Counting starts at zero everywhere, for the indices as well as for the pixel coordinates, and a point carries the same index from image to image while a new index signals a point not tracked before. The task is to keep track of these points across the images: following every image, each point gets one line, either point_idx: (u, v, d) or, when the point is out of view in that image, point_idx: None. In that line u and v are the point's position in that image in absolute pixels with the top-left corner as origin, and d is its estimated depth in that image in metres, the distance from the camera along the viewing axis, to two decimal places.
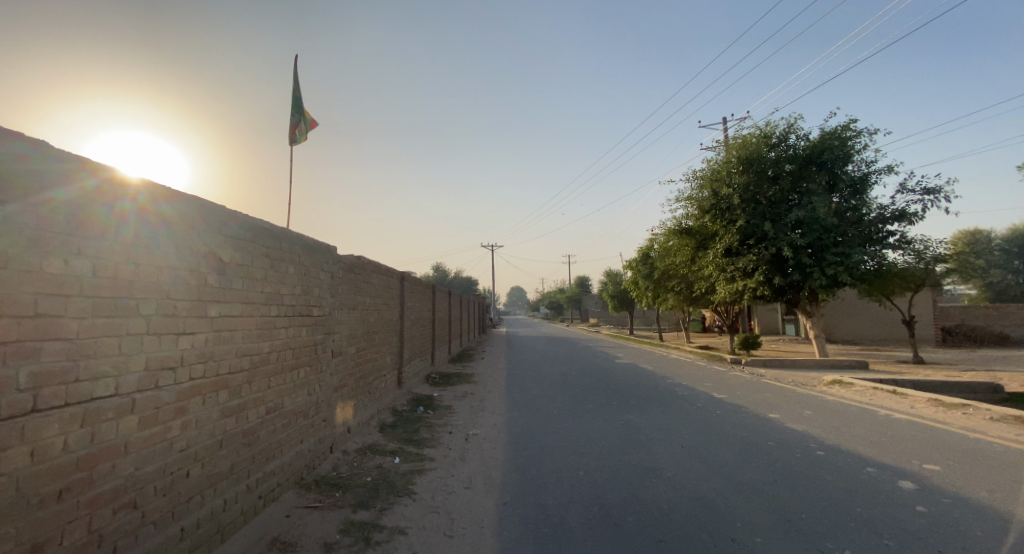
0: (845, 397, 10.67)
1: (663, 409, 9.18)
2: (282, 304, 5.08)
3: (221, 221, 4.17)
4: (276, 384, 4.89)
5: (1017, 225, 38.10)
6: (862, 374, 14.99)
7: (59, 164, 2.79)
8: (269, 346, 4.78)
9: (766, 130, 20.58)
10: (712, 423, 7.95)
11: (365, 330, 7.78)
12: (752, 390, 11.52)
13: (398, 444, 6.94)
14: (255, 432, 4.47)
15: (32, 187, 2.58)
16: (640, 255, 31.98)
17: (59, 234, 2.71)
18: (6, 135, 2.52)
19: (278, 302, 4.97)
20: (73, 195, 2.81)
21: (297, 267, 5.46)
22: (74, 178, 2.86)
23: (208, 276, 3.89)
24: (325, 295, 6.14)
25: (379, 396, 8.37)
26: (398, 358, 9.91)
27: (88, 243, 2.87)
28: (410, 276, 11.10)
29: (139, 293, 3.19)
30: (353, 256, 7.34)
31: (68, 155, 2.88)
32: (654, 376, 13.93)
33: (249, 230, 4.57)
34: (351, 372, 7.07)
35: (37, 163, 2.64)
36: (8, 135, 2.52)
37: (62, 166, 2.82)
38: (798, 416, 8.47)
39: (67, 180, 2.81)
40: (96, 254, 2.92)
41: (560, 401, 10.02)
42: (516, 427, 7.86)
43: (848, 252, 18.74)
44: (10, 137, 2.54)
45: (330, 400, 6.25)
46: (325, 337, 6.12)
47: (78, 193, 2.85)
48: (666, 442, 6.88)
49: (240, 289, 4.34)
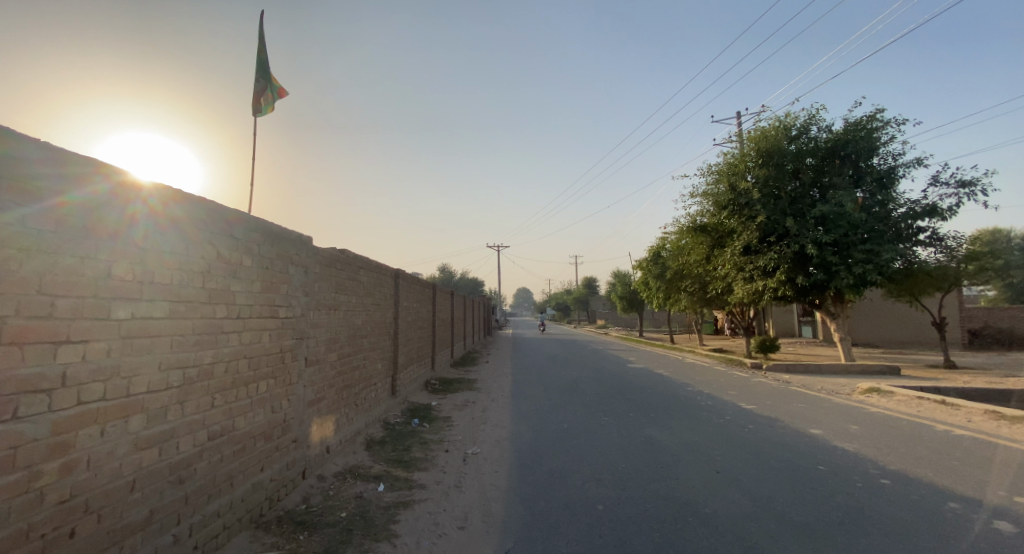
0: (888, 408, 9.61)
1: (688, 423, 8.16)
2: (233, 305, 4.09)
3: (229, 223, 4.12)
4: (224, 402, 3.95)
5: None
6: (897, 381, 13.84)
7: (72, 167, 2.80)
8: (215, 354, 3.83)
9: (786, 121, 19.47)
10: (748, 441, 6.93)
11: (350, 333, 6.82)
12: (782, 399, 10.46)
13: (385, 465, 5.98)
14: (190, 465, 3.52)
15: (45, 191, 2.60)
16: (651, 255, 30.84)
17: (73, 236, 2.73)
18: (19, 139, 2.55)
19: (226, 302, 3.99)
20: (87, 200, 2.83)
21: (256, 259, 4.46)
22: (87, 181, 2.87)
23: (215, 276, 3.87)
24: (284, 287, 4.92)
25: (367, 408, 7.43)
26: (391, 365, 8.94)
27: (101, 246, 2.88)
28: (405, 274, 10.15)
29: (60, 290, 2.62)
30: (334, 249, 6.39)
31: (79, 158, 2.88)
32: (672, 383, 12.88)
33: (256, 230, 4.48)
34: (332, 383, 6.12)
35: (49, 167, 2.66)
36: (21, 139, 2.56)
37: (75, 169, 2.83)
38: (844, 432, 7.43)
39: (80, 183, 2.82)
40: (108, 256, 2.92)
41: (571, 413, 9.03)
42: (522, 446, 6.88)
43: (877, 250, 17.61)
44: (24, 141, 2.57)
45: (303, 416, 5.30)
46: (296, 341, 5.15)
47: (91, 196, 2.87)
48: (697, 466, 5.91)
49: (239, 289, 4.16)
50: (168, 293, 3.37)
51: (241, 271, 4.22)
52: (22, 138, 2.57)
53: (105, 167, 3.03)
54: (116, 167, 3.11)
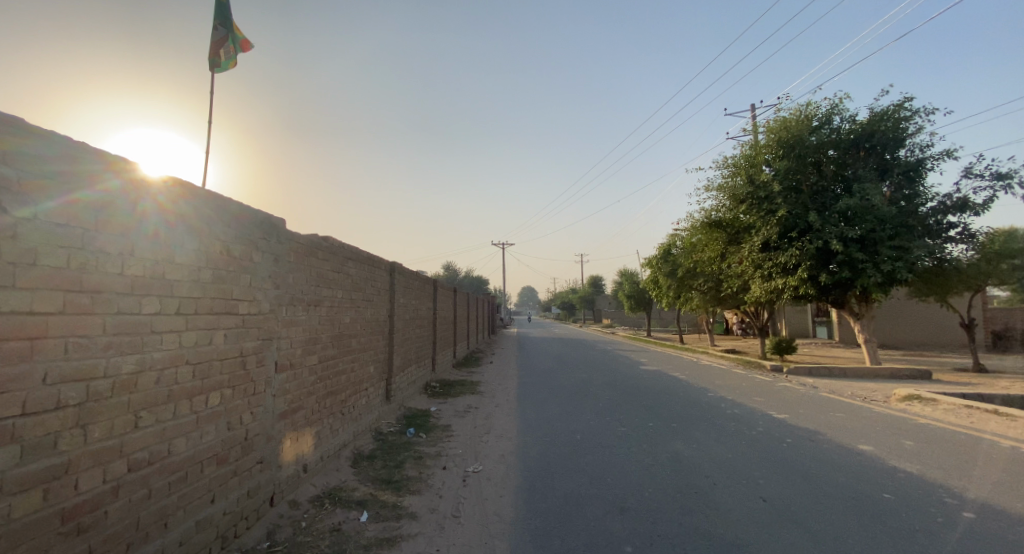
0: (934, 419, 8.71)
1: (716, 435, 7.28)
2: (201, 299, 3.47)
3: (233, 219, 3.96)
4: (157, 420, 3.06)
5: None
6: (934, 387, 12.89)
7: (82, 162, 2.69)
8: (142, 360, 2.93)
9: (808, 111, 18.46)
10: (791, 460, 6.07)
11: (335, 333, 5.99)
12: (816, 407, 9.55)
13: (372, 487, 5.12)
14: (100, 506, 2.68)
15: (58, 187, 2.51)
16: (661, 252, 29.77)
17: (85, 230, 2.63)
18: (40, 135, 2.49)
19: (176, 296, 3.22)
20: (101, 199, 2.74)
21: (237, 248, 3.94)
22: (97, 178, 2.76)
23: (185, 266, 3.33)
24: (243, 278, 3.99)
25: (356, 417, 6.61)
26: (386, 367, 8.10)
27: (113, 243, 2.78)
28: (403, 268, 9.30)
29: None
30: (316, 237, 5.55)
31: (92, 154, 2.77)
32: (690, 387, 11.99)
33: (254, 226, 4.21)
34: (311, 391, 5.27)
35: (63, 164, 2.57)
36: (43, 134, 2.50)
37: (87, 165, 2.72)
38: (899, 450, 6.54)
39: (93, 180, 2.73)
40: (121, 253, 2.84)
41: (584, 421, 8.19)
42: (531, 462, 6.04)
43: (907, 246, 16.61)
44: (44, 136, 2.50)
45: (272, 432, 4.42)
46: (259, 342, 4.23)
47: (103, 194, 2.76)
48: (737, 492, 5.10)
49: (237, 287, 3.92)
50: (96, 286, 2.65)
51: (182, 253, 3.32)
52: (38, 135, 2.48)
53: (108, 157, 2.87)
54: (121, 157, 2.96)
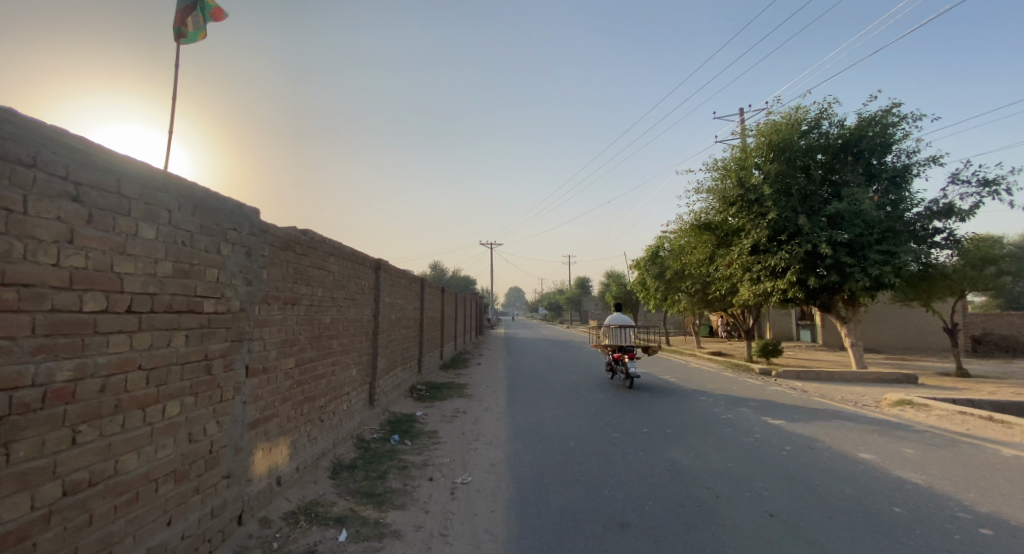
0: (928, 425, 8.59)
1: (712, 442, 7.02)
2: (164, 295, 3.11)
3: (210, 210, 3.65)
4: (100, 435, 2.65)
5: None
6: (922, 391, 12.85)
7: (47, 146, 2.43)
8: (81, 366, 2.53)
9: (798, 114, 18.41)
10: (794, 470, 5.81)
11: (314, 334, 5.59)
12: (810, 412, 9.37)
13: (352, 502, 4.74)
14: (30, 534, 2.29)
15: (17, 174, 2.26)
16: (649, 254, 29.64)
17: (45, 219, 2.37)
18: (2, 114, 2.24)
19: (134, 293, 2.86)
20: (63, 186, 2.47)
21: (208, 240, 3.59)
22: (64, 162, 2.50)
23: (141, 259, 2.92)
24: (209, 272, 3.57)
25: (336, 424, 6.21)
26: (369, 370, 7.70)
27: (76, 234, 2.52)
28: (388, 266, 8.89)
29: None
30: (294, 230, 5.15)
31: (58, 136, 2.50)
32: (682, 391, 11.75)
33: (229, 218, 3.88)
34: (287, 397, 4.85)
35: (24, 145, 2.31)
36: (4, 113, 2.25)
37: (52, 148, 2.46)
38: (901, 459, 6.33)
39: (58, 165, 2.47)
40: (86, 246, 2.57)
41: (576, 426, 7.89)
42: (523, 473, 5.70)
43: (894, 251, 16.64)
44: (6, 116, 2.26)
45: (240, 443, 4.01)
46: (226, 345, 3.80)
47: (69, 180, 2.51)
48: (741, 506, 4.83)
49: (209, 283, 3.59)
50: (27, 278, 2.27)
51: (135, 243, 2.89)
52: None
53: (66, 137, 2.55)
54: (82, 138, 2.63)
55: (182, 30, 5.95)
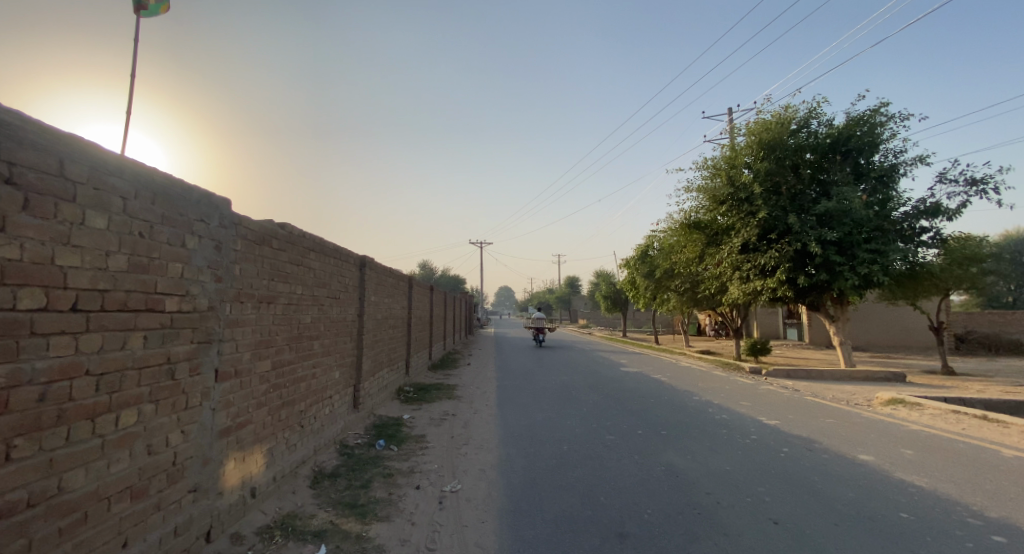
0: (921, 424, 8.50)
1: (709, 445, 6.82)
2: (119, 291, 2.79)
3: (174, 199, 3.35)
4: (40, 449, 2.34)
5: (1011, 230, 36.27)
6: (913, 390, 12.81)
7: None
8: (15, 372, 2.23)
9: (787, 114, 18.37)
10: (794, 473, 5.61)
11: (293, 335, 5.28)
12: (804, 412, 9.24)
13: (333, 513, 4.44)
14: None
15: None
16: (639, 253, 29.60)
17: None
18: None
19: (81, 288, 2.54)
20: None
21: (171, 232, 3.29)
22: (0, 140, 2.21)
23: (89, 251, 2.60)
24: (171, 267, 3.26)
25: (317, 430, 5.89)
26: (353, 372, 7.40)
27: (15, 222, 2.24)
28: (374, 263, 8.56)
29: None
30: (270, 223, 4.84)
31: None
32: (675, 391, 11.57)
33: (196, 209, 3.58)
34: (262, 403, 4.54)
35: None
36: None
37: None
38: (901, 460, 6.16)
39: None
40: (27, 236, 2.29)
41: (568, 429, 7.65)
42: (514, 479, 5.44)
43: (883, 250, 16.65)
44: None
45: (209, 453, 3.71)
46: (191, 347, 3.49)
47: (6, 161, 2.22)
48: (743, 512, 4.62)
49: (174, 279, 3.29)
50: None
51: (83, 232, 2.58)
52: None
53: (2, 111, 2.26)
54: (20, 113, 2.34)
55: (143, 2, 5.64)
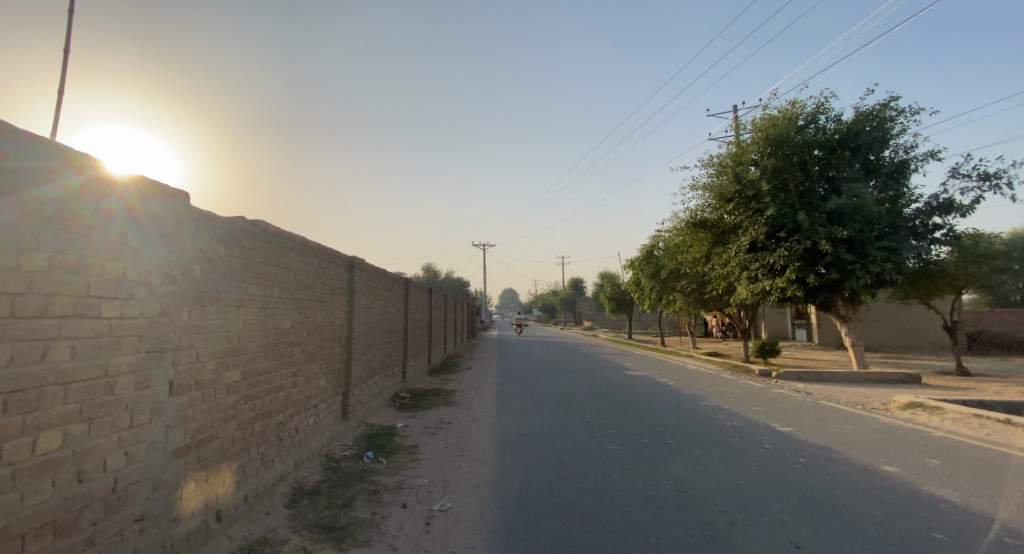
0: (940, 429, 8.03)
1: (719, 455, 6.38)
2: (32, 297, 2.51)
3: (142, 203, 3.32)
4: None
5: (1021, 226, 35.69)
6: (930, 392, 12.28)
7: None
8: None
9: (795, 109, 17.88)
10: (812, 487, 5.17)
11: (270, 341, 4.91)
12: (819, 418, 8.76)
13: (307, 539, 4.02)
14: None
15: None
16: (643, 254, 29.13)
17: None
18: None
19: None
20: None
21: (113, 228, 3.05)
22: None
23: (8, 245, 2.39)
24: (107, 267, 2.98)
25: (300, 442, 5.52)
26: (342, 379, 7.01)
27: None
28: (365, 265, 8.17)
29: None
30: (239, 220, 4.46)
31: None
32: (682, 396, 11.06)
33: (166, 211, 3.53)
34: (230, 416, 4.19)
35: None
36: None
37: None
38: (928, 472, 5.69)
39: None
40: None
41: (569, 438, 7.21)
42: (510, 497, 5.01)
43: (895, 247, 16.11)
44: None
45: (160, 477, 3.37)
46: (136, 357, 3.18)
47: None
48: (761, 535, 4.17)
49: (123, 281, 3.09)
50: None
51: None
52: None
53: None
54: None
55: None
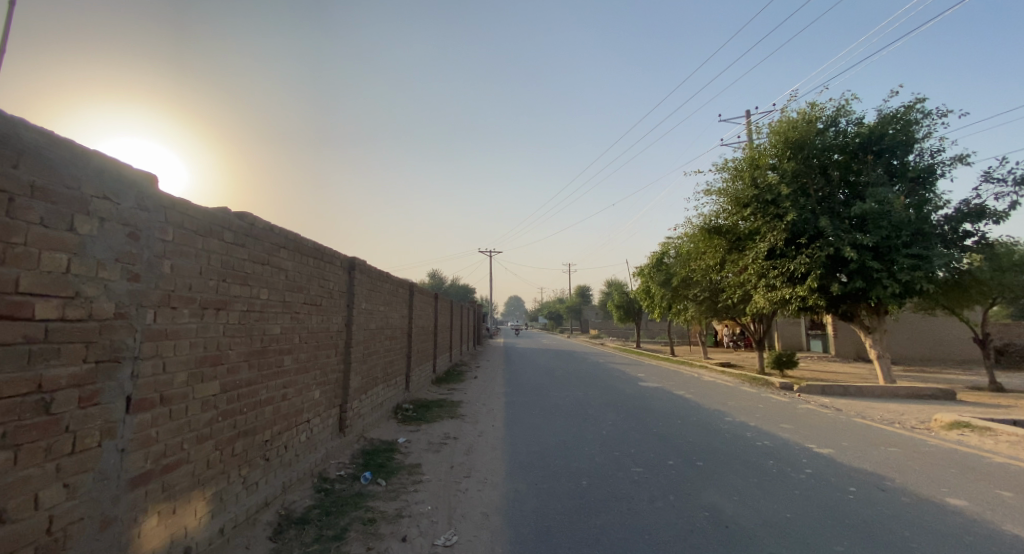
0: (994, 453, 7.32)
1: (756, 481, 5.73)
2: None
3: (127, 193, 2.95)
4: None
5: None
6: (969, 409, 11.50)
7: None
8: None
9: (813, 111, 17.21)
10: (872, 524, 4.50)
11: (256, 349, 4.34)
12: (856, 437, 8.07)
13: None
14: None
15: None
16: (654, 261, 28.52)
17: None
18: None
19: None
20: None
21: (70, 216, 2.57)
22: None
23: None
24: (46, 259, 2.43)
25: (289, 462, 4.94)
26: (339, 391, 6.43)
27: None
28: (365, 267, 7.62)
29: None
30: (219, 211, 3.92)
31: None
32: (703, 410, 10.38)
33: (148, 201, 3.10)
34: (205, 436, 3.63)
35: None
36: None
37: None
38: (999, 506, 5.00)
39: None
40: None
41: (587, 459, 6.57)
42: (525, 529, 4.38)
43: (925, 255, 15.35)
44: None
45: (111, 512, 2.80)
46: (83, 369, 2.62)
47: None
48: None
49: (73, 276, 2.57)
50: None
51: None
52: None
53: None
54: None
55: None
